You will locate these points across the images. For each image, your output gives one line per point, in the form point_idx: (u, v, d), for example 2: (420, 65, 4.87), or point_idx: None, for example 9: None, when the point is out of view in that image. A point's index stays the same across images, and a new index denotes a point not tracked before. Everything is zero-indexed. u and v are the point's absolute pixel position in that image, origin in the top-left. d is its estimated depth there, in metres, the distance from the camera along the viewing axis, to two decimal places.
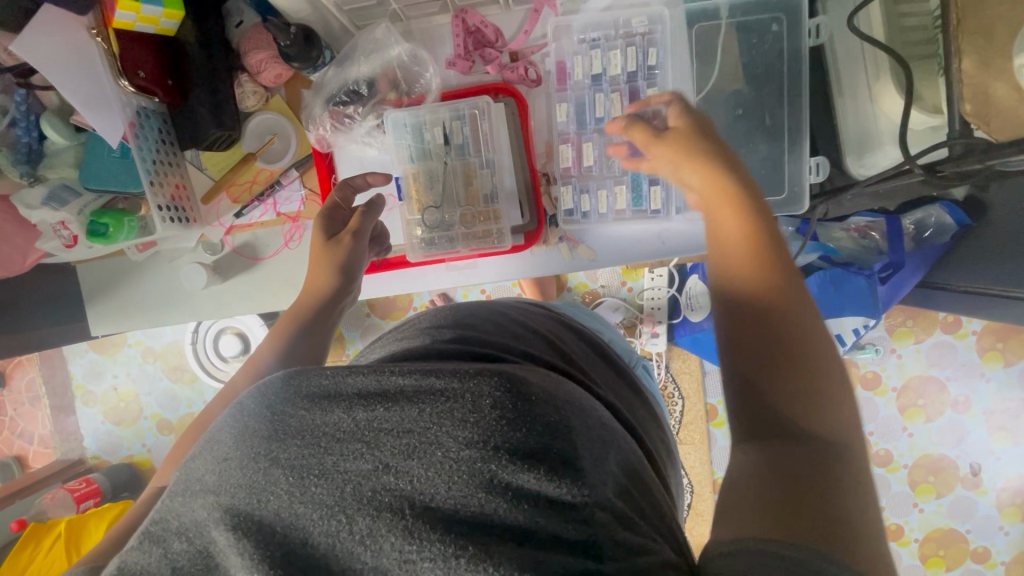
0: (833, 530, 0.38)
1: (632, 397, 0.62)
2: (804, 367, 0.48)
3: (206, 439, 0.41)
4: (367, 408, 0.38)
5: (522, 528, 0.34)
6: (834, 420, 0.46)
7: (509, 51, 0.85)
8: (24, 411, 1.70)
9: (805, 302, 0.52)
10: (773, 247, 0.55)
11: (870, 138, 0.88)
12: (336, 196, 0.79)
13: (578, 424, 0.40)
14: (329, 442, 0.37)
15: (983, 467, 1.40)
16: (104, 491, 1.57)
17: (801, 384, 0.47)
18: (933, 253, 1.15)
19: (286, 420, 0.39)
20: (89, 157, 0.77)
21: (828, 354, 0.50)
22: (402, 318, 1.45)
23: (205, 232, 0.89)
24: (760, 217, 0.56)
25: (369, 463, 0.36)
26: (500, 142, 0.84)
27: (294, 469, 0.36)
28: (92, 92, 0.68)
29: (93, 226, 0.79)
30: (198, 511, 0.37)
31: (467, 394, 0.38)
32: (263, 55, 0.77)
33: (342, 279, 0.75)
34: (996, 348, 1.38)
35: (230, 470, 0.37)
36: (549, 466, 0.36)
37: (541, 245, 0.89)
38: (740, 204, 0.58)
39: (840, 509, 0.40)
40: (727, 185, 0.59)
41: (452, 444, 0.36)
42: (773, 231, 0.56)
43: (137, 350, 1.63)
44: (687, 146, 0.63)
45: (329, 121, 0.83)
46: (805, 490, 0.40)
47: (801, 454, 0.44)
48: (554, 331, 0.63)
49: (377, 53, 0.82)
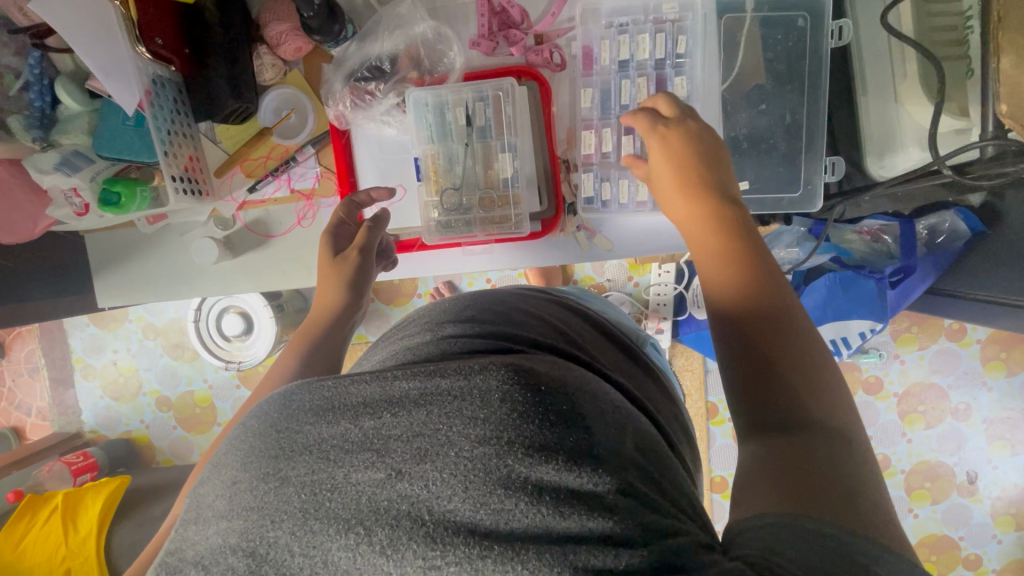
0: (847, 507, 0.41)
1: (644, 378, 0.62)
2: (792, 372, 0.51)
3: (216, 463, 0.41)
4: (373, 415, 0.38)
5: (548, 521, 0.33)
6: (835, 411, 0.50)
7: (534, 34, 0.84)
8: (23, 382, 1.70)
9: (793, 308, 0.56)
10: (756, 276, 0.58)
11: (892, 136, 0.87)
12: (340, 212, 0.79)
13: (592, 410, 0.38)
14: (338, 454, 0.36)
15: (980, 475, 1.40)
16: (101, 466, 1.57)
17: (806, 387, 0.50)
18: (943, 260, 1.13)
19: (292, 437, 0.38)
20: (103, 125, 0.75)
21: (817, 356, 0.53)
22: (406, 304, 1.45)
23: (218, 206, 0.88)
24: (746, 250, 0.60)
25: (380, 472, 0.35)
26: (522, 126, 0.82)
27: (306, 485, 0.36)
28: (110, 59, 0.66)
29: (105, 195, 0.78)
30: (212, 539, 0.36)
31: (475, 391, 0.37)
32: (282, 27, 0.77)
33: (351, 294, 0.76)
34: (999, 357, 1.37)
35: (240, 494, 0.37)
36: (567, 455, 0.35)
37: (559, 232, 0.88)
38: (725, 220, 0.63)
39: (849, 488, 0.43)
40: (711, 212, 0.64)
41: (464, 444, 0.35)
42: (754, 244, 0.61)
43: (138, 326, 1.62)
44: (666, 163, 0.69)
45: (348, 98, 0.81)
46: (826, 482, 0.43)
47: (818, 449, 0.46)
48: (559, 317, 0.62)
49: (400, 29, 0.80)
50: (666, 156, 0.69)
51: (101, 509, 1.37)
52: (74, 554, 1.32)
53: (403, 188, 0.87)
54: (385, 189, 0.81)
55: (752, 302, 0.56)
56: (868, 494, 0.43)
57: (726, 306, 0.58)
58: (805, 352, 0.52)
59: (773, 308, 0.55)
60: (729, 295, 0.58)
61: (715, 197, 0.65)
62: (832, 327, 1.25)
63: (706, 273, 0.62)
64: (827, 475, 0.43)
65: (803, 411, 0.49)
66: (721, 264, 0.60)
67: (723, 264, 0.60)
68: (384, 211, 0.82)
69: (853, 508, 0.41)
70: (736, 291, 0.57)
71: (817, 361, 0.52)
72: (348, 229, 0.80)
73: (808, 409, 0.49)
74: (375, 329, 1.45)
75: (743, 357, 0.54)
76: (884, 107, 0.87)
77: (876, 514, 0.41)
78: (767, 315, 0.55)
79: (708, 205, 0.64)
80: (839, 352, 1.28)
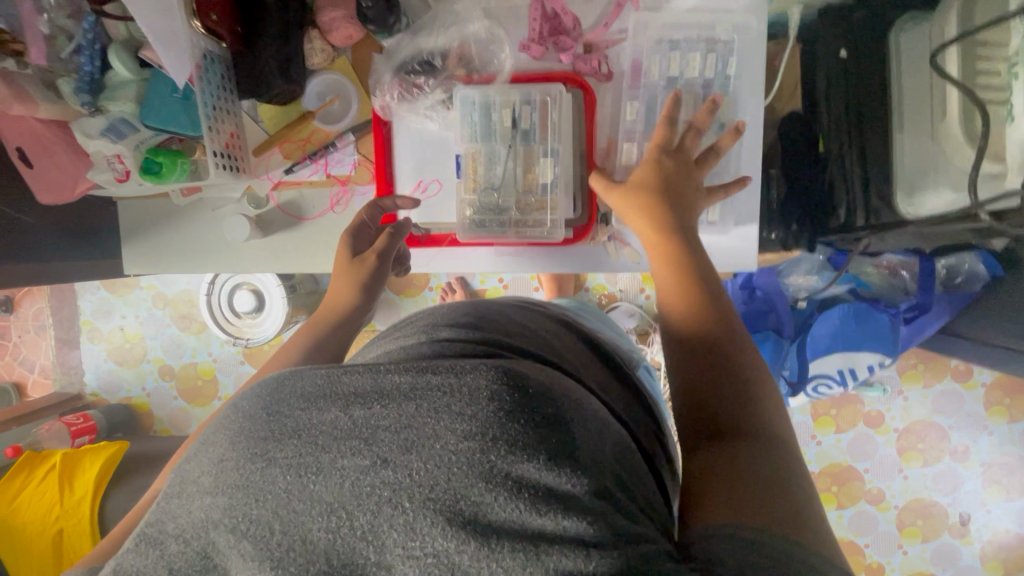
0: (788, 512, 0.41)
1: (635, 405, 0.61)
2: (726, 371, 0.54)
3: (203, 441, 0.41)
4: (363, 405, 0.37)
5: (524, 518, 0.34)
6: (769, 419, 0.51)
7: (585, 42, 0.83)
8: (29, 339, 1.71)
9: (729, 312, 0.60)
10: (692, 277, 0.62)
11: (927, 173, 0.86)
12: (364, 214, 0.80)
13: (577, 415, 0.38)
14: (326, 440, 0.36)
15: (972, 518, 1.41)
16: (100, 429, 1.57)
17: (747, 389, 0.53)
18: (959, 301, 1.15)
19: (282, 420, 0.38)
20: (151, 95, 0.75)
21: (749, 362, 0.55)
22: (416, 296, 1.46)
23: (253, 184, 0.89)
24: (681, 249, 0.65)
25: (365, 459, 0.35)
26: (566, 132, 0.82)
27: (292, 467, 0.36)
28: (169, 31, 0.66)
29: (147, 163, 0.79)
30: (194, 514, 0.37)
31: (464, 389, 0.37)
32: (337, 13, 0.77)
33: (362, 298, 0.76)
34: (1003, 403, 1.38)
35: (227, 471, 0.37)
36: (549, 454, 0.35)
37: (588, 241, 0.87)
38: (675, 221, 0.68)
39: (786, 499, 0.42)
40: (669, 213, 0.69)
41: (450, 438, 0.35)
42: (697, 250, 0.66)
43: (148, 294, 1.63)
44: (657, 170, 0.73)
45: (396, 90, 0.82)
46: (766, 499, 0.42)
47: (762, 480, 0.44)
48: (555, 333, 0.62)
49: (456, 26, 0.81)
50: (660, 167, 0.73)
51: (98, 472, 1.37)
52: (68, 515, 1.32)
53: (431, 187, 0.86)
54: (411, 198, 0.82)
55: (697, 300, 0.60)
56: (806, 505, 0.43)
57: (671, 299, 0.62)
58: (741, 350, 0.56)
59: (712, 307, 0.60)
60: (675, 287, 0.62)
61: (666, 218, 0.68)
62: (841, 357, 1.26)
63: (657, 266, 0.66)
64: (766, 489, 0.43)
65: (748, 419, 0.50)
66: (672, 255, 0.65)
67: (674, 256, 0.65)
68: (407, 221, 0.81)
69: (794, 519, 0.41)
70: (678, 285, 0.62)
71: (753, 364, 0.55)
72: (370, 231, 0.81)
73: (742, 400, 0.52)
74: (384, 318, 1.45)
75: (690, 346, 0.57)
76: (920, 143, 0.87)
77: (820, 532, 0.41)
78: (703, 310, 0.59)
79: (663, 231, 0.67)
80: (846, 383, 1.28)
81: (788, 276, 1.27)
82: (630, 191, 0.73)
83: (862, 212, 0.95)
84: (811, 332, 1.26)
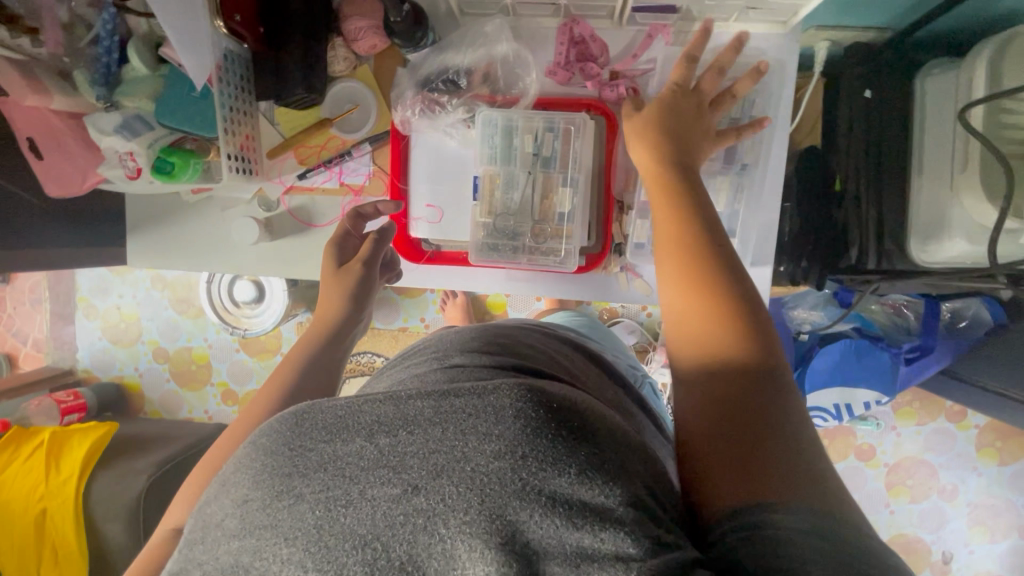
0: (809, 481, 0.38)
1: (648, 426, 0.61)
2: (747, 389, 0.43)
3: (223, 481, 0.38)
4: (388, 432, 0.35)
5: (561, 533, 0.32)
6: (800, 433, 0.41)
7: (610, 69, 0.82)
8: (23, 311, 1.70)
9: (754, 313, 0.48)
10: (703, 267, 0.50)
11: (940, 224, 0.85)
12: (347, 224, 0.78)
13: (603, 429, 0.36)
14: (353, 472, 0.34)
15: (955, 556, 1.42)
16: (89, 407, 1.56)
17: (775, 406, 0.43)
18: (963, 345, 1.14)
19: (306, 455, 0.35)
20: (168, 92, 0.75)
21: (774, 376, 0.44)
22: (417, 297, 1.45)
23: (265, 187, 0.88)
24: (693, 234, 0.53)
25: (396, 488, 0.33)
26: (586, 163, 0.81)
27: (320, 501, 0.33)
28: (190, 33, 0.64)
29: (159, 163, 0.77)
30: (222, 559, 0.35)
31: (489, 408, 0.34)
32: (363, 23, 0.75)
33: (352, 306, 0.74)
34: (994, 445, 1.38)
35: (253, 513, 0.34)
36: (581, 466, 0.33)
37: (601, 270, 0.87)
38: (685, 199, 0.56)
39: (812, 477, 0.38)
40: (678, 190, 0.57)
41: (478, 459, 0.33)
42: (711, 230, 0.53)
43: (146, 275, 1.61)
44: (668, 112, 0.68)
45: (418, 105, 0.81)
46: (781, 471, 0.39)
47: (785, 460, 0.39)
48: (565, 356, 0.61)
49: (483, 46, 0.80)
50: (670, 104, 0.69)
51: (85, 453, 1.35)
52: (52, 494, 1.31)
53: (429, 216, 0.86)
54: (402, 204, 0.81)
55: (712, 300, 0.48)
56: (831, 481, 0.39)
57: (679, 300, 0.50)
58: (764, 360, 0.45)
59: (729, 308, 0.48)
60: (685, 284, 0.50)
61: (691, 217, 0.54)
62: (839, 392, 1.25)
63: (662, 254, 0.54)
64: (783, 460, 0.39)
65: (778, 429, 0.41)
66: (682, 242, 0.52)
67: (685, 243, 0.52)
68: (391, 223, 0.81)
69: (823, 497, 0.37)
70: (688, 282, 0.50)
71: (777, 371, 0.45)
72: (355, 240, 0.80)
73: (768, 418, 0.42)
74: (383, 316, 1.44)
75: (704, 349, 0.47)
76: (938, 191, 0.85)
77: (844, 500, 0.38)
78: (718, 312, 0.48)
79: (683, 231, 0.53)
80: (840, 417, 1.28)
81: (792, 309, 1.26)
82: (648, 171, 0.62)
83: (873, 255, 0.94)
84: (811, 365, 1.23)
